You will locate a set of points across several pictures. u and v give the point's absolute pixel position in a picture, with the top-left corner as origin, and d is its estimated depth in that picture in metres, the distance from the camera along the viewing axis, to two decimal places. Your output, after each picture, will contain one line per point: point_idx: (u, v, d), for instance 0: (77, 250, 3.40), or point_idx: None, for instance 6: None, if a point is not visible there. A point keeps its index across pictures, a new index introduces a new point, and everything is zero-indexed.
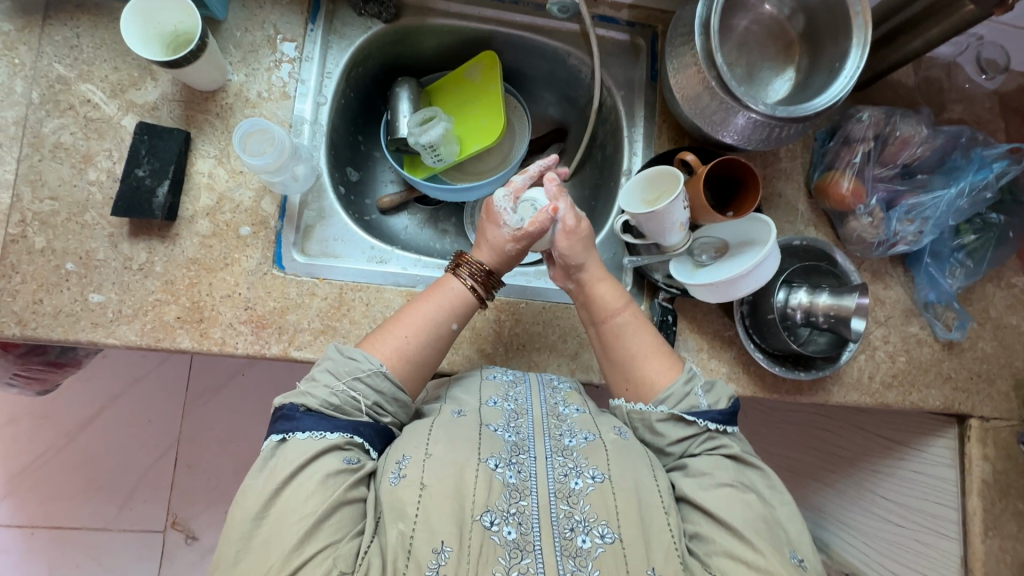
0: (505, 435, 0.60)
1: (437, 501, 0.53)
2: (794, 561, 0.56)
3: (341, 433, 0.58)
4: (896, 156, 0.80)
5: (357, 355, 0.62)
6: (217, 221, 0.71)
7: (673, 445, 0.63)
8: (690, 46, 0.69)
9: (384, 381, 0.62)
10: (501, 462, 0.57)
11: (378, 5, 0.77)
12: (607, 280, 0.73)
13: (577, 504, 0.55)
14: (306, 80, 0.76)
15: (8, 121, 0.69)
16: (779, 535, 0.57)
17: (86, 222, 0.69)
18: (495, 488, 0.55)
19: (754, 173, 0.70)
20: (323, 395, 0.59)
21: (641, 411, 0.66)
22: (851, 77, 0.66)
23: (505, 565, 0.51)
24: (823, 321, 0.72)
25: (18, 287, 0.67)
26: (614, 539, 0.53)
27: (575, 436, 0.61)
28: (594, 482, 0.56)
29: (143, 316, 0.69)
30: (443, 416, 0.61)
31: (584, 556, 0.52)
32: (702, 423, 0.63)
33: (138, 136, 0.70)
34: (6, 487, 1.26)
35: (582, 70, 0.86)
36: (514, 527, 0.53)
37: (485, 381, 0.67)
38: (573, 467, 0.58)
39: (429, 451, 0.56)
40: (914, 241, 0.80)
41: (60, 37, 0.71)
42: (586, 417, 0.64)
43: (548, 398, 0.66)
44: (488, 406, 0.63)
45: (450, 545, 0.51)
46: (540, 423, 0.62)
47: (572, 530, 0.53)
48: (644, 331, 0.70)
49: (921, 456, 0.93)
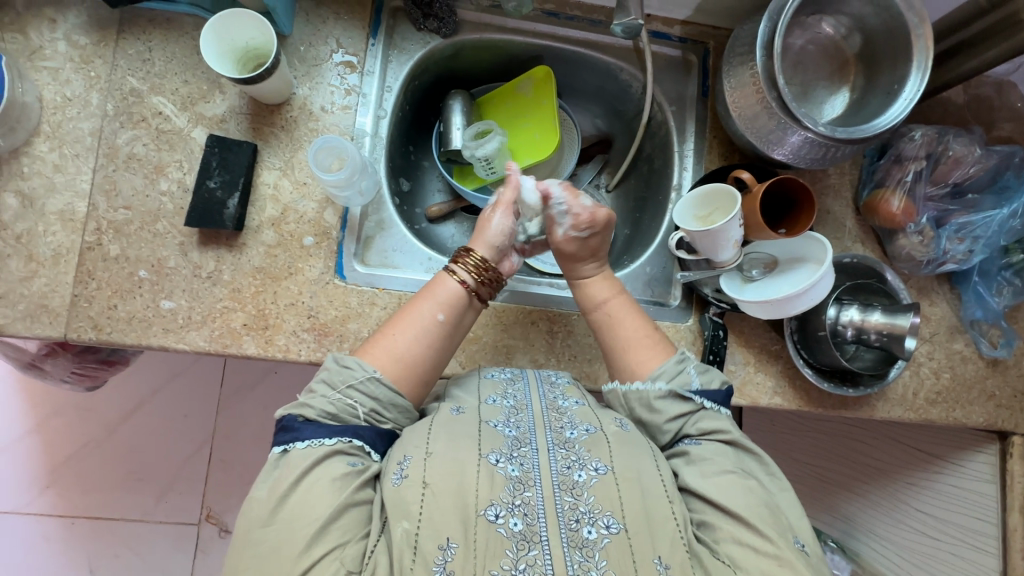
0: (506, 431, 0.60)
1: (443, 498, 0.53)
2: (798, 546, 0.57)
3: (340, 438, 0.59)
4: (948, 175, 0.81)
5: (351, 362, 0.64)
6: (282, 231, 0.74)
7: (671, 422, 0.65)
8: (749, 66, 0.70)
9: (378, 386, 0.63)
10: (503, 457, 0.57)
11: (437, 21, 0.79)
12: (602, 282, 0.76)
13: (581, 496, 0.55)
14: (367, 93, 0.77)
15: (85, 132, 0.72)
16: (783, 521, 0.58)
17: (158, 230, 0.72)
18: (498, 482, 0.55)
19: (810, 193, 0.70)
20: (320, 405, 0.60)
21: (639, 389, 0.67)
22: (912, 99, 0.66)
23: (512, 558, 0.51)
24: (874, 339, 0.73)
25: (94, 293, 0.70)
26: (620, 529, 0.53)
27: (576, 427, 0.61)
28: (596, 474, 0.56)
29: (211, 322, 0.71)
30: (441, 414, 0.62)
31: (590, 547, 0.52)
32: (700, 399, 0.66)
33: (208, 149, 0.71)
34: (50, 476, 1.30)
35: (632, 84, 0.87)
36: (520, 519, 0.53)
37: (483, 380, 0.68)
38: (576, 459, 0.58)
39: (431, 448, 0.57)
40: (964, 260, 0.80)
41: (133, 51, 0.73)
42: (585, 408, 0.65)
43: (547, 392, 0.66)
44: (488, 404, 0.63)
45: (456, 540, 0.51)
46: (541, 416, 0.62)
47: (577, 522, 0.53)
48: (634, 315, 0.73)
49: (961, 471, 0.93)
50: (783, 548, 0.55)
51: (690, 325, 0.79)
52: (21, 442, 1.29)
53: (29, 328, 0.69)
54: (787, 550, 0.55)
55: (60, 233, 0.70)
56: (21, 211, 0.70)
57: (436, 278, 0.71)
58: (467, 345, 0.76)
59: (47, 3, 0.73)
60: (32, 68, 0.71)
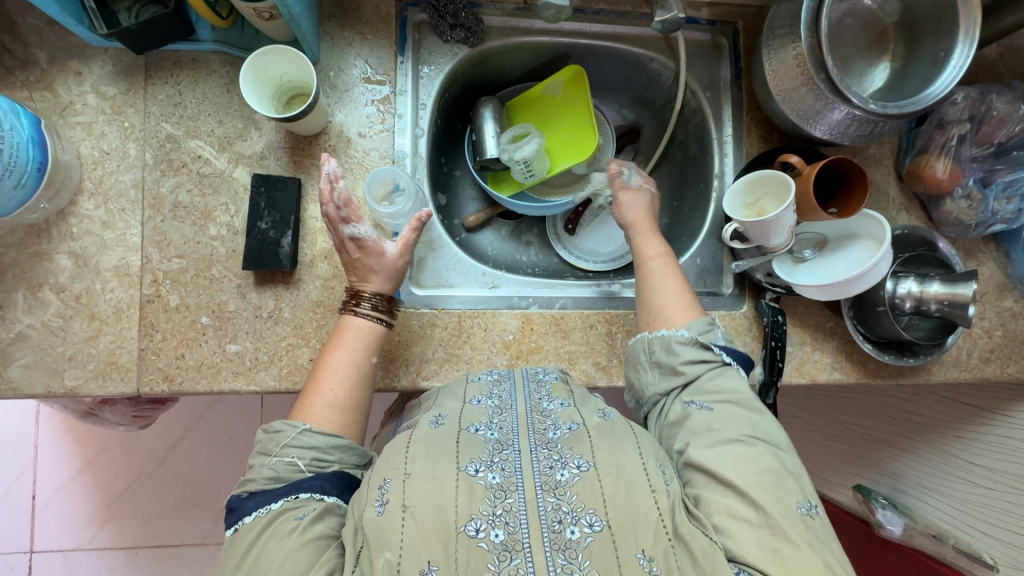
0: (487, 435, 0.57)
1: (423, 519, 0.49)
2: (805, 510, 0.53)
3: (284, 500, 0.55)
4: (991, 135, 0.80)
5: (278, 426, 0.60)
6: (335, 263, 0.73)
7: (688, 366, 0.63)
8: (791, 44, 0.68)
9: (313, 437, 0.59)
10: (483, 465, 0.53)
11: (464, 30, 0.78)
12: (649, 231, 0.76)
13: (564, 496, 0.51)
14: (402, 115, 0.77)
15: (128, 184, 0.71)
16: (786, 486, 0.54)
17: (214, 275, 0.71)
18: (478, 492, 0.51)
19: (863, 171, 0.69)
20: (260, 475, 0.57)
21: (663, 335, 0.66)
22: (962, 67, 0.65)
23: (495, 571, 0.47)
24: (935, 309, 0.74)
25: (160, 344, 0.70)
26: (603, 527, 0.50)
27: (559, 427, 0.58)
28: (579, 472, 0.53)
29: (279, 361, 0.71)
30: (420, 429, 0.58)
31: (573, 548, 0.48)
32: (718, 351, 0.64)
33: (255, 189, 0.71)
34: (106, 512, 1.32)
35: (663, 74, 0.87)
36: (502, 529, 0.49)
37: (469, 384, 0.65)
38: (558, 458, 0.54)
39: (409, 469, 0.52)
40: (1012, 219, 0.80)
41: (164, 96, 0.73)
42: (571, 409, 0.60)
43: (532, 393, 0.63)
44: (472, 405, 0.61)
45: (437, 563, 0.47)
46: (524, 418, 0.59)
47: (560, 523, 0.50)
48: (677, 276, 0.71)
49: (1009, 421, 0.93)
50: (778, 519, 0.51)
51: (745, 312, 0.80)
52: (75, 481, 1.31)
53: (102, 386, 0.69)
54: (787, 522, 0.51)
55: (119, 289, 0.70)
56: (76, 272, 0.70)
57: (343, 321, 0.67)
58: (529, 355, 0.76)
59: (71, 56, 0.72)
60: (66, 125, 0.71)
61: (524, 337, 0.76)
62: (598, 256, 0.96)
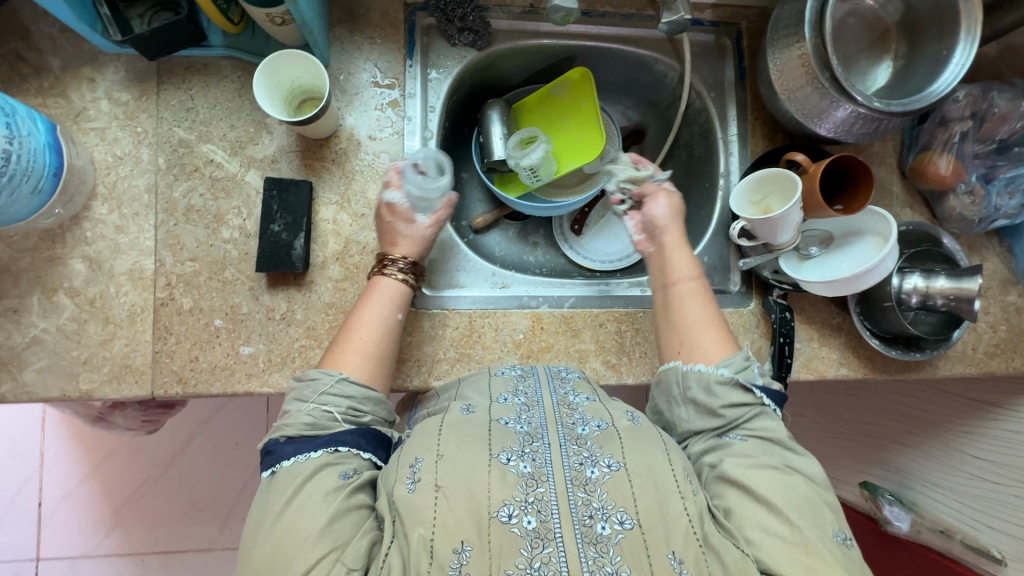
0: (517, 428, 0.57)
1: (456, 500, 0.51)
2: (839, 539, 0.54)
3: (325, 450, 0.57)
4: (993, 132, 0.81)
5: (314, 374, 0.62)
6: (347, 265, 0.74)
7: (728, 409, 0.61)
8: (796, 43, 0.69)
9: (350, 386, 0.62)
10: (514, 454, 0.54)
11: (472, 34, 0.79)
12: (681, 247, 0.74)
13: (594, 492, 0.52)
14: (412, 117, 0.78)
15: (141, 189, 0.72)
16: (821, 514, 0.55)
17: (227, 278, 0.72)
18: (510, 480, 0.52)
19: (869, 168, 0.70)
20: (298, 420, 0.59)
21: (700, 371, 0.64)
22: (963, 65, 0.66)
23: (527, 557, 0.48)
24: (941, 303, 0.75)
25: (174, 347, 0.70)
26: (633, 525, 0.50)
27: (588, 423, 0.58)
28: (609, 471, 0.53)
29: (292, 362, 0.71)
30: (451, 415, 0.59)
31: (604, 543, 0.49)
32: (758, 394, 0.62)
33: (268, 192, 0.72)
34: (114, 518, 1.32)
35: (668, 75, 0.88)
36: (534, 516, 0.50)
37: (493, 378, 0.65)
38: (588, 456, 0.55)
39: (442, 451, 0.54)
40: (1014, 215, 0.81)
41: (176, 101, 0.73)
42: (596, 404, 0.61)
43: (558, 387, 0.63)
44: (499, 403, 0.60)
45: (470, 543, 0.49)
46: (552, 412, 0.59)
47: (590, 518, 0.50)
48: (707, 302, 0.70)
49: (1015, 415, 0.94)
50: (816, 544, 0.52)
51: (752, 309, 0.80)
52: (82, 487, 1.31)
53: (117, 389, 0.69)
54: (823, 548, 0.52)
55: (132, 292, 0.71)
56: (91, 275, 0.70)
57: (373, 282, 0.70)
58: (540, 354, 0.77)
59: (84, 63, 0.73)
60: (79, 131, 0.72)
61: (535, 336, 0.77)
62: (604, 256, 0.96)
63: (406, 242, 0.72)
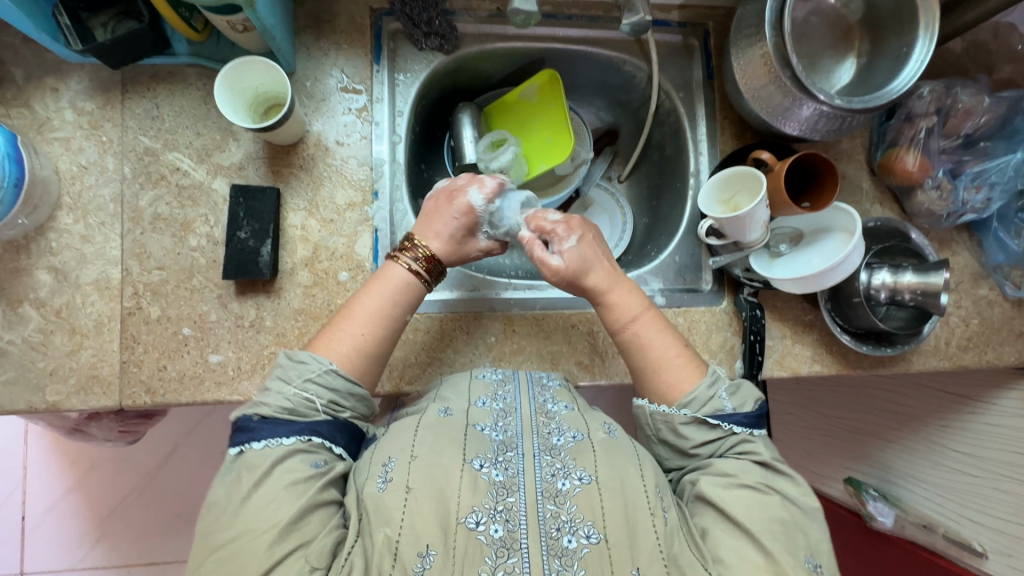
0: (492, 435, 0.57)
1: (424, 503, 0.50)
2: (811, 566, 0.54)
3: (298, 437, 0.57)
4: (959, 127, 0.82)
5: (305, 357, 0.61)
6: (316, 271, 0.74)
7: (700, 447, 0.62)
8: (758, 42, 0.70)
9: (337, 379, 0.61)
10: (487, 461, 0.54)
11: (438, 38, 0.79)
12: (621, 284, 0.70)
13: (563, 504, 0.52)
14: (379, 122, 0.77)
15: (107, 199, 0.72)
16: (795, 538, 0.55)
17: (194, 286, 0.72)
18: (481, 486, 0.52)
19: (832, 163, 0.70)
20: (276, 402, 0.58)
21: (665, 411, 0.64)
22: (924, 63, 0.67)
23: (491, 565, 0.48)
24: (909, 298, 0.76)
25: (142, 356, 0.70)
26: (600, 539, 0.50)
27: (563, 434, 0.58)
28: (580, 483, 0.53)
29: (261, 369, 0.71)
30: (428, 416, 0.59)
31: (570, 556, 0.49)
32: (727, 426, 0.62)
33: (234, 200, 0.71)
34: (97, 530, 1.30)
35: (637, 76, 0.88)
36: (501, 525, 0.50)
37: (474, 381, 0.64)
38: (560, 467, 0.54)
39: (416, 453, 0.54)
40: (982, 209, 0.81)
41: (141, 109, 0.73)
42: (574, 414, 0.61)
43: (537, 395, 0.63)
44: (477, 407, 0.60)
45: (435, 547, 0.49)
46: (528, 420, 0.59)
47: (557, 531, 0.50)
48: (662, 333, 0.68)
49: (993, 408, 0.95)
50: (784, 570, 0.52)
51: (724, 307, 0.81)
52: (64, 500, 1.30)
53: (84, 400, 0.69)
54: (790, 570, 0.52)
55: (99, 302, 0.70)
56: (56, 286, 0.70)
57: (384, 268, 0.69)
58: (512, 357, 0.77)
59: (47, 73, 0.72)
60: (44, 141, 0.72)
61: (507, 339, 0.77)
62: None
63: (441, 238, 0.71)
